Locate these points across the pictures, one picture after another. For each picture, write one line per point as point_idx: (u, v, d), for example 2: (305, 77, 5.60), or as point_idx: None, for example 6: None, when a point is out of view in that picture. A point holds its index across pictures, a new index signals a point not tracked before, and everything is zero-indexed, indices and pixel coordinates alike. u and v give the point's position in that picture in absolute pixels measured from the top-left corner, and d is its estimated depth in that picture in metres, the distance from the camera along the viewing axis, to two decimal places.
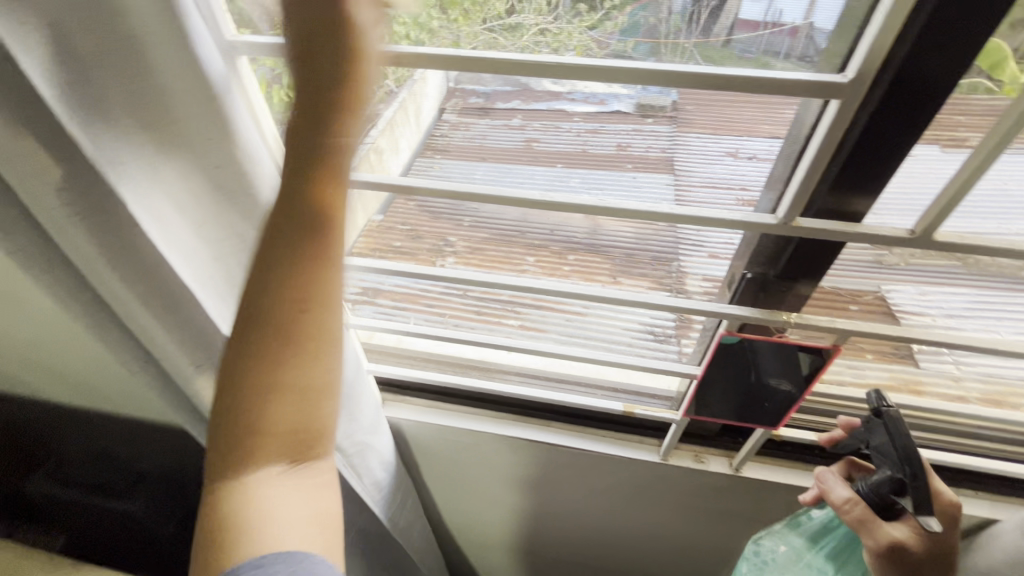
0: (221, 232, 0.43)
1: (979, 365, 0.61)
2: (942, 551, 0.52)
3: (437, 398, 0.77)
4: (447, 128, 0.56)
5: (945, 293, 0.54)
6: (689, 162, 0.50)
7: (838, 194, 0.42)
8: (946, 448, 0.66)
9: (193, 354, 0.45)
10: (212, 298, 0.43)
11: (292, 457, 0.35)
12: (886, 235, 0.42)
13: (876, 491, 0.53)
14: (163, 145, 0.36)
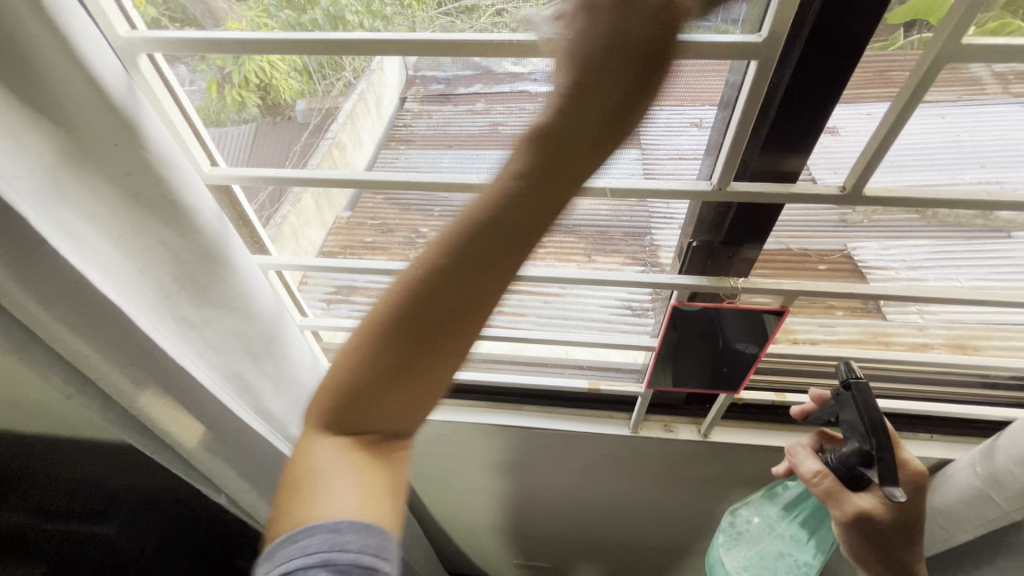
0: (142, 242, 0.41)
1: (942, 312, 0.61)
2: (904, 517, 0.53)
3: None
4: (409, 117, 0.54)
5: (907, 246, 0.54)
6: (655, 135, 0.48)
7: (770, 155, 0.41)
8: (918, 397, 0.67)
9: (134, 371, 0.43)
10: (142, 312, 0.42)
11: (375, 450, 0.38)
12: (817, 193, 0.41)
13: (843, 463, 0.52)
14: (63, 157, 0.35)
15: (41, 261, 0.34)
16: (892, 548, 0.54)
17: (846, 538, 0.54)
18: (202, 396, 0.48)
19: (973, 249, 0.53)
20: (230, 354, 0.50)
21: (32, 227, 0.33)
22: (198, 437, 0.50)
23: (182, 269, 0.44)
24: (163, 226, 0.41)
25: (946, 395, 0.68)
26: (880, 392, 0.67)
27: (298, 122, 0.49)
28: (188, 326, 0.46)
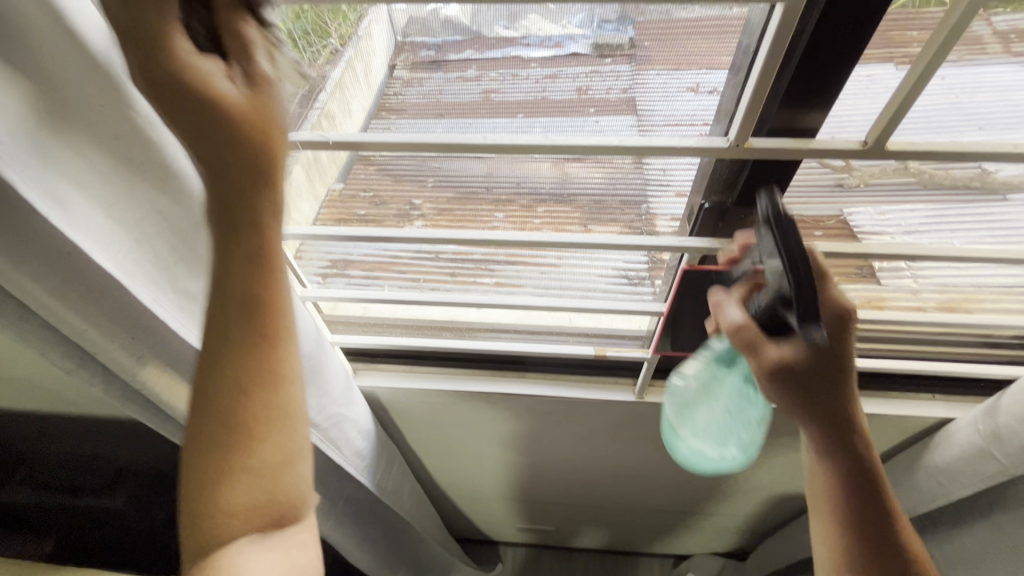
0: (135, 210, 0.38)
1: (936, 276, 0.60)
2: (828, 358, 0.43)
3: (408, 360, 0.77)
4: (399, 85, 0.54)
5: (904, 211, 0.53)
6: (649, 100, 0.47)
7: (789, 111, 0.40)
8: (912, 358, 0.68)
9: (130, 343, 0.42)
10: (143, 286, 0.40)
11: (265, 526, 0.36)
12: (838, 148, 0.40)
13: (763, 308, 0.41)
14: (45, 117, 0.33)
15: (27, 228, 0.33)
16: (840, 448, 0.47)
17: (769, 393, 0.45)
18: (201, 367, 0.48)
19: (968, 212, 0.52)
20: None
21: (17, 188, 0.31)
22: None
23: (177, 236, 0.42)
24: (157, 191, 0.39)
25: (942, 354, 0.68)
26: (874, 354, 0.68)
27: None
28: (188, 298, 0.44)
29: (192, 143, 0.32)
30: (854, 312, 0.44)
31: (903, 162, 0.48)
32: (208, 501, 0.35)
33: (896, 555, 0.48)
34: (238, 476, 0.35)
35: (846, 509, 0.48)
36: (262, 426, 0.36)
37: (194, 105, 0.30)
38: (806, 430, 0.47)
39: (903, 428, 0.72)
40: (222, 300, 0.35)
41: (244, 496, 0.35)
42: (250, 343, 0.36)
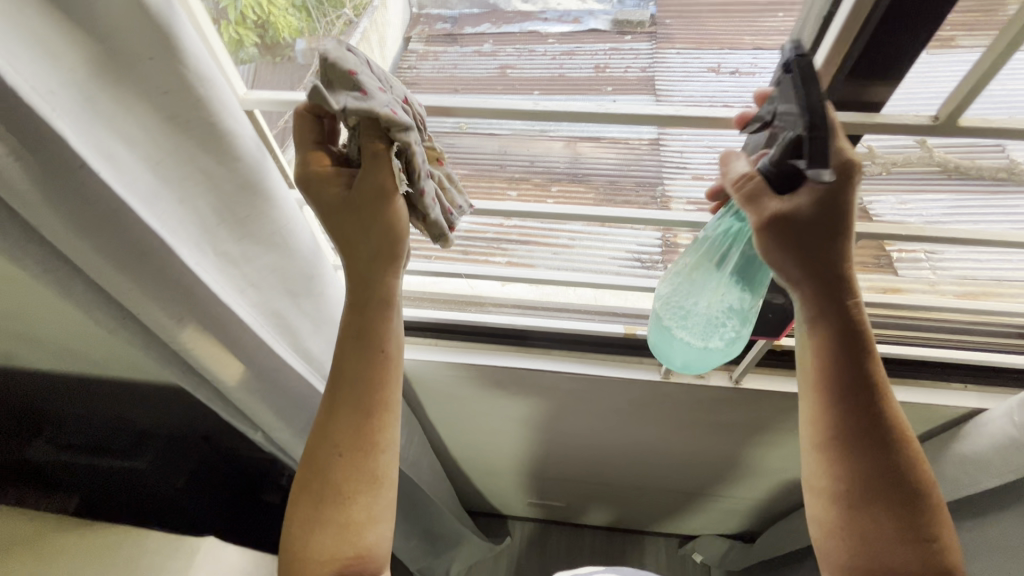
0: (181, 168, 0.39)
1: (954, 266, 0.59)
2: (823, 214, 0.40)
3: (440, 333, 0.75)
4: (413, 59, 0.52)
5: (926, 200, 0.51)
6: (670, 79, 0.46)
7: (857, 82, 0.37)
8: (926, 344, 0.67)
9: (167, 304, 0.42)
10: (185, 245, 0.40)
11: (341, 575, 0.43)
12: (906, 124, 0.38)
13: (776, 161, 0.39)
14: (96, 70, 0.33)
15: (75, 181, 0.33)
16: (837, 349, 0.44)
17: (765, 254, 0.42)
18: (241, 331, 0.48)
19: (989, 203, 0.50)
20: (272, 292, 0.49)
21: (67, 142, 0.31)
22: (238, 375, 0.52)
23: (221, 199, 0.42)
24: (202, 151, 0.39)
25: (959, 346, 0.67)
26: (887, 340, 0.67)
27: (298, 63, 0.47)
28: (230, 262, 0.44)
29: (347, 248, 0.44)
30: (857, 167, 0.37)
31: (927, 146, 0.46)
32: (300, 545, 0.44)
33: (900, 478, 0.44)
34: (329, 528, 0.44)
35: (842, 427, 0.44)
36: (358, 489, 0.45)
37: (347, 210, 0.42)
38: (810, 330, 0.45)
39: (916, 418, 0.71)
40: (354, 372, 0.46)
41: (327, 547, 0.43)
42: (367, 405, 0.46)
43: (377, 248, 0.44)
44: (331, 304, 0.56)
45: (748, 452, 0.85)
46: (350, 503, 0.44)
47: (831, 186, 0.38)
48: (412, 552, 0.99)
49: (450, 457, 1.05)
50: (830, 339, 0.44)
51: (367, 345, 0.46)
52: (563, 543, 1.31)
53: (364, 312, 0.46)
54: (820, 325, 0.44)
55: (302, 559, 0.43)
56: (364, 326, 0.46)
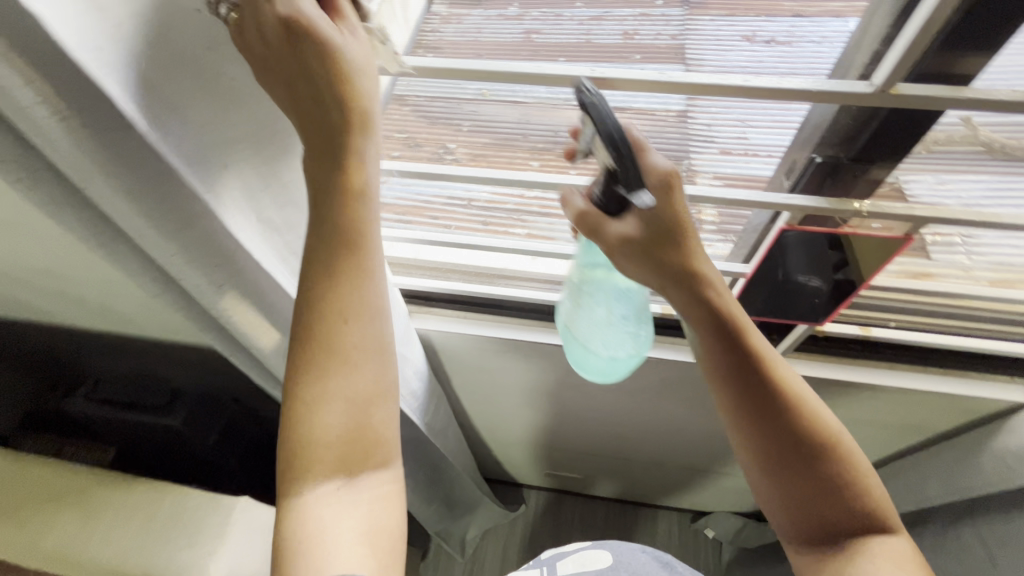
0: (230, 133, 0.38)
1: (991, 254, 0.55)
2: (666, 232, 0.43)
3: (465, 307, 0.76)
4: (437, 21, 0.51)
5: (966, 181, 0.48)
6: (700, 48, 0.44)
7: (950, 52, 0.34)
8: (956, 333, 0.65)
9: (209, 267, 0.43)
10: (229, 211, 0.40)
11: (347, 472, 0.39)
12: (1002, 99, 0.34)
13: (605, 193, 0.42)
14: (145, 26, 0.31)
15: (129, 143, 0.33)
16: (743, 386, 0.49)
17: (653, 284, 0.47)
18: (274, 295, 0.50)
19: None
20: (307, 256, 0.51)
21: (123, 108, 0.31)
22: (270, 335, 0.53)
23: (262, 161, 0.41)
24: (249, 113, 0.39)
25: (997, 334, 0.64)
26: (917, 327, 0.65)
27: None
28: (274, 228, 0.45)
29: (300, 110, 0.35)
30: (677, 174, 0.40)
31: (975, 123, 0.43)
32: (299, 435, 0.38)
33: (798, 444, 0.49)
34: (332, 405, 0.38)
35: (735, 403, 0.50)
36: (350, 368, 0.38)
37: (304, 60, 0.33)
38: (721, 387, 0.51)
39: (944, 406, 0.69)
40: (320, 231, 0.37)
41: (334, 428, 0.38)
42: (342, 224, 0.37)
43: (343, 102, 0.35)
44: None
45: None
46: (359, 385, 0.39)
47: (658, 202, 0.41)
48: (431, 517, 1.02)
49: (468, 426, 1.07)
50: (743, 393, 0.49)
51: (341, 184, 0.36)
52: (577, 513, 1.33)
53: (324, 101, 0.35)
54: (734, 383, 0.50)
55: (306, 477, 0.38)
56: (319, 123, 0.35)
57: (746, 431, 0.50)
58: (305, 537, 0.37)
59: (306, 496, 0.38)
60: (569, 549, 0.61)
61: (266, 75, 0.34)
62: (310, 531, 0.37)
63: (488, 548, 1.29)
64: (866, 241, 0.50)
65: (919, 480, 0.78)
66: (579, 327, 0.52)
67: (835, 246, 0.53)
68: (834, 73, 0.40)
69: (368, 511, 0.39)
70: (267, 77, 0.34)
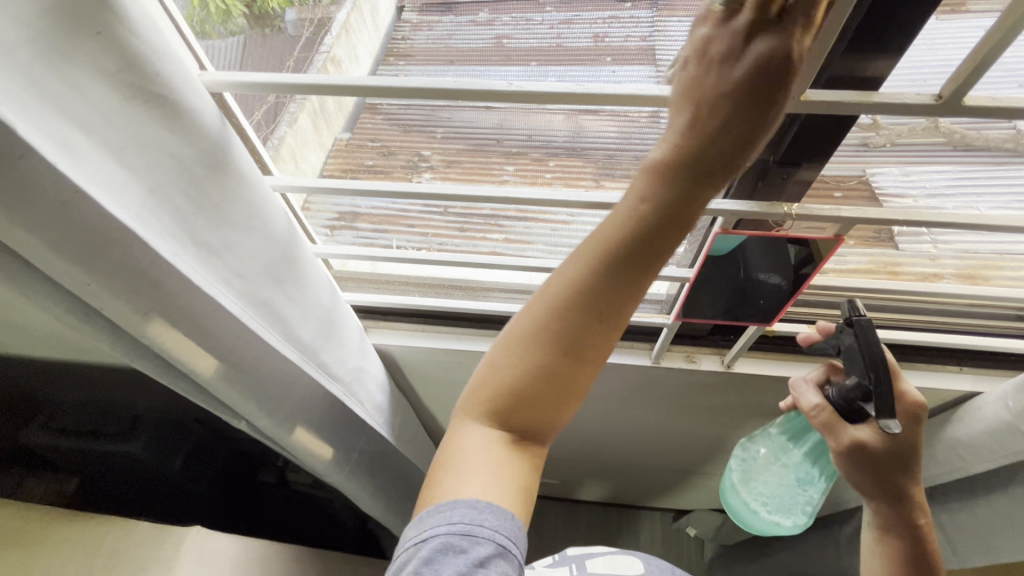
0: (144, 153, 0.34)
1: (957, 242, 0.57)
2: (899, 450, 0.47)
3: (421, 320, 0.75)
4: (407, 29, 0.51)
5: (930, 172, 0.50)
6: (671, 49, 0.43)
7: (854, 56, 0.33)
8: (929, 326, 0.65)
9: (136, 300, 0.36)
10: (157, 237, 0.36)
11: (526, 438, 0.36)
12: (904, 104, 0.33)
13: (845, 398, 0.46)
14: (43, 45, 0.28)
15: (19, 168, 0.27)
16: (906, 546, 0.50)
17: (843, 470, 0.49)
18: (223, 327, 0.43)
19: (996, 176, 0.48)
20: (254, 281, 0.45)
21: (16, 130, 0.26)
22: (214, 370, 0.45)
23: (194, 186, 0.38)
24: (171, 136, 0.35)
25: (958, 327, 0.65)
26: (890, 322, 0.65)
27: (289, 35, 0.45)
28: (210, 251, 0.41)
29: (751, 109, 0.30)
30: (925, 409, 0.46)
31: (934, 119, 0.45)
32: (507, 409, 0.35)
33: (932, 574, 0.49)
34: (552, 399, 0.35)
35: (896, 555, 0.50)
36: (586, 371, 0.35)
37: (770, 67, 0.28)
38: (884, 545, 0.51)
39: None
40: (674, 213, 0.32)
41: (534, 411, 0.35)
42: (641, 233, 0.32)
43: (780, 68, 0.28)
44: (312, 288, 0.54)
45: (741, 433, 0.85)
46: (561, 412, 0.36)
47: (906, 428, 0.46)
48: None
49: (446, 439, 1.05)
50: (908, 556, 0.49)
51: (687, 172, 0.31)
52: (560, 519, 1.33)
53: (679, 187, 0.31)
54: (892, 542, 0.50)
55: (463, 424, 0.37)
56: (755, 115, 0.30)
57: (885, 542, 0.51)
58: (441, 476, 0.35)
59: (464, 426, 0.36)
60: (599, 550, 0.60)
61: (754, 19, 0.29)
62: (457, 453, 0.35)
63: None
64: (822, 247, 0.48)
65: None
66: (756, 486, 0.63)
67: (795, 247, 0.50)
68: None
69: (501, 475, 0.35)
70: (748, 68, 0.29)
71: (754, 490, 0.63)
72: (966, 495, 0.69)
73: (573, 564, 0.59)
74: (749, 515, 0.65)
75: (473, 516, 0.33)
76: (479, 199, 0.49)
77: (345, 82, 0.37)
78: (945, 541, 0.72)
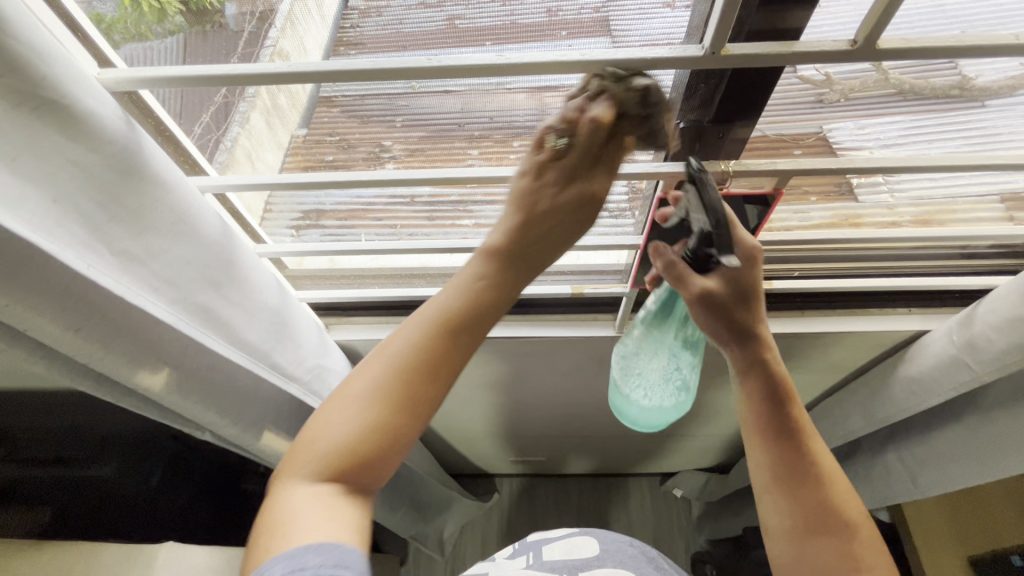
0: (43, 161, 0.32)
1: (911, 190, 0.58)
2: (742, 291, 0.48)
3: (388, 311, 0.73)
4: (356, 16, 0.46)
5: (885, 123, 0.50)
6: (623, 20, 0.42)
7: (770, 10, 0.33)
8: (886, 271, 0.67)
9: (69, 321, 0.34)
10: (69, 248, 0.33)
11: (345, 486, 0.34)
12: (822, 52, 0.33)
13: (695, 252, 0.46)
14: None
15: None
16: (767, 404, 0.49)
17: (697, 316, 0.49)
18: (163, 335, 0.42)
19: (945, 120, 0.50)
20: (189, 285, 0.43)
21: None
22: (164, 380, 0.44)
23: (101, 189, 0.35)
24: (69, 140, 0.33)
25: (911, 270, 0.67)
26: (850, 270, 0.67)
27: (231, 31, 0.44)
28: (132, 260, 0.38)
29: (522, 226, 0.39)
30: (759, 252, 0.46)
31: (882, 68, 0.45)
32: (311, 441, 0.35)
33: (799, 458, 0.47)
34: (357, 430, 0.34)
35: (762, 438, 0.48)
36: (395, 400, 0.35)
37: (563, 203, 0.39)
38: (744, 386, 0.50)
39: (866, 344, 0.72)
40: (473, 296, 0.38)
41: (348, 437, 0.34)
42: (472, 300, 0.38)
43: (567, 213, 0.39)
44: (258, 290, 0.52)
45: (717, 392, 0.87)
46: (393, 450, 0.35)
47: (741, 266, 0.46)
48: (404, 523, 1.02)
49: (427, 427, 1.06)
50: (760, 392, 0.49)
51: (518, 255, 0.39)
52: (551, 495, 1.36)
53: (508, 269, 0.39)
54: (751, 378, 0.50)
55: (283, 483, 0.34)
56: (520, 244, 0.39)
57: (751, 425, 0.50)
58: (272, 528, 0.32)
59: (286, 488, 0.33)
60: (553, 535, 0.61)
61: (534, 160, 0.39)
62: (281, 515, 0.32)
63: (468, 541, 1.31)
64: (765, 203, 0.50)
65: (842, 414, 0.81)
66: (636, 383, 0.57)
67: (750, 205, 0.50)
68: (687, 35, 0.41)
69: (330, 513, 0.33)
70: (529, 167, 0.39)
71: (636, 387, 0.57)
72: (925, 430, 0.72)
73: (531, 551, 0.59)
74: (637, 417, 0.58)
75: (291, 564, 0.29)
76: (431, 183, 0.47)
77: (289, 70, 0.36)
78: (908, 475, 0.76)
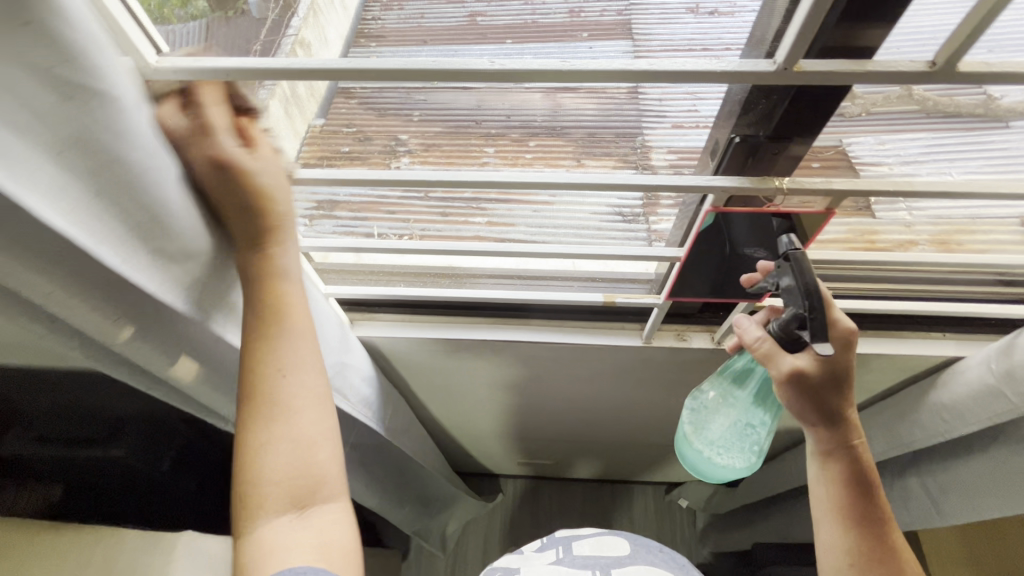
0: (94, 156, 0.31)
1: (932, 209, 0.57)
2: (836, 376, 0.49)
3: (408, 310, 0.74)
4: (379, 10, 0.49)
5: (905, 139, 0.49)
6: (646, 23, 0.42)
7: (847, 26, 0.32)
8: (909, 293, 0.66)
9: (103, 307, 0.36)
10: (109, 242, 0.33)
11: (296, 507, 0.40)
12: (898, 72, 0.32)
13: (784, 330, 0.48)
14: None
15: None
16: (854, 486, 0.53)
17: (788, 401, 0.51)
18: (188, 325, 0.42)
19: (966, 139, 0.49)
20: (222, 279, 0.43)
21: None
22: (190, 367, 0.46)
23: (150, 184, 0.34)
24: (121, 134, 0.32)
25: (936, 294, 0.66)
26: (874, 291, 0.66)
27: (253, 17, 0.43)
28: (173, 257, 0.37)
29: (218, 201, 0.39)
30: (856, 335, 0.49)
31: (909, 87, 0.44)
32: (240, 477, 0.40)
33: (867, 497, 0.54)
34: (276, 451, 0.40)
35: (841, 477, 0.54)
36: (266, 328, 0.41)
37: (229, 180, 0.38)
38: (829, 468, 0.54)
39: (889, 367, 0.71)
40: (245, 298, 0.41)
41: (278, 466, 0.40)
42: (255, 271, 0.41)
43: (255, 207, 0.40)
44: None
45: None
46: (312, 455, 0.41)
47: (839, 354, 0.49)
48: (409, 519, 1.02)
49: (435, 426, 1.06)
50: (847, 474, 0.54)
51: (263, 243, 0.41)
52: (555, 499, 1.36)
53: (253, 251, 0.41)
54: (838, 462, 0.54)
55: (249, 523, 0.40)
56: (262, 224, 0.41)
57: (832, 467, 0.54)
58: (257, 559, 0.38)
59: (258, 522, 0.39)
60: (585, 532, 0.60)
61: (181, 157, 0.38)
62: (261, 547, 0.39)
63: (470, 541, 1.31)
64: (810, 220, 0.49)
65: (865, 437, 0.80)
66: (706, 435, 0.61)
67: (781, 218, 0.50)
68: (744, 51, 0.36)
69: (316, 535, 0.40)
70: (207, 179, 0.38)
71: (705, 438, 0.61)
72: (949, 457, 0.71)
73: (560, 546, 0.59)
74: (703, 468, 0.62)
75: None
76: (458, 184, 0.47)
77: (322, 66, 0.34)
78: (930, 504, 0.75)
